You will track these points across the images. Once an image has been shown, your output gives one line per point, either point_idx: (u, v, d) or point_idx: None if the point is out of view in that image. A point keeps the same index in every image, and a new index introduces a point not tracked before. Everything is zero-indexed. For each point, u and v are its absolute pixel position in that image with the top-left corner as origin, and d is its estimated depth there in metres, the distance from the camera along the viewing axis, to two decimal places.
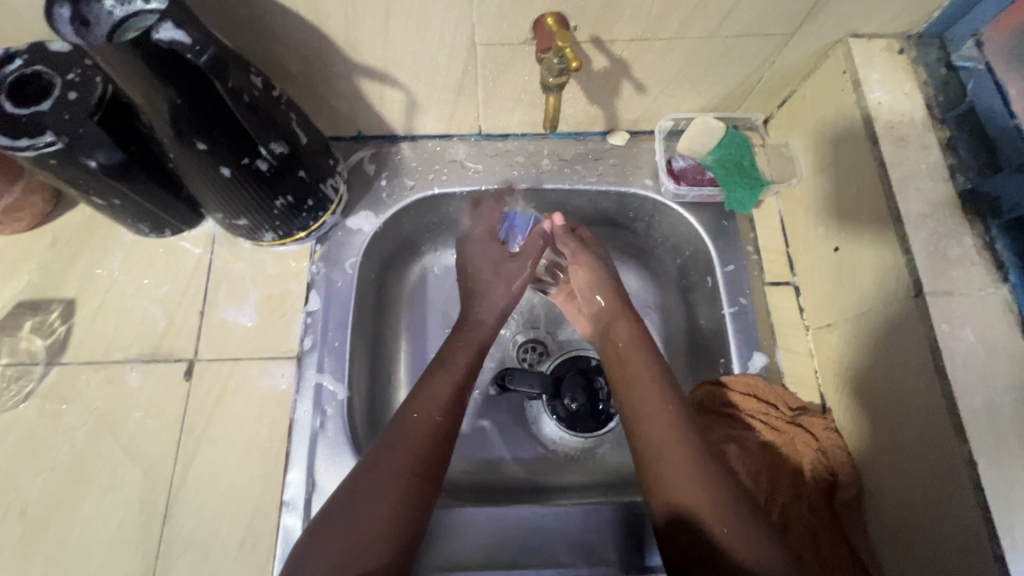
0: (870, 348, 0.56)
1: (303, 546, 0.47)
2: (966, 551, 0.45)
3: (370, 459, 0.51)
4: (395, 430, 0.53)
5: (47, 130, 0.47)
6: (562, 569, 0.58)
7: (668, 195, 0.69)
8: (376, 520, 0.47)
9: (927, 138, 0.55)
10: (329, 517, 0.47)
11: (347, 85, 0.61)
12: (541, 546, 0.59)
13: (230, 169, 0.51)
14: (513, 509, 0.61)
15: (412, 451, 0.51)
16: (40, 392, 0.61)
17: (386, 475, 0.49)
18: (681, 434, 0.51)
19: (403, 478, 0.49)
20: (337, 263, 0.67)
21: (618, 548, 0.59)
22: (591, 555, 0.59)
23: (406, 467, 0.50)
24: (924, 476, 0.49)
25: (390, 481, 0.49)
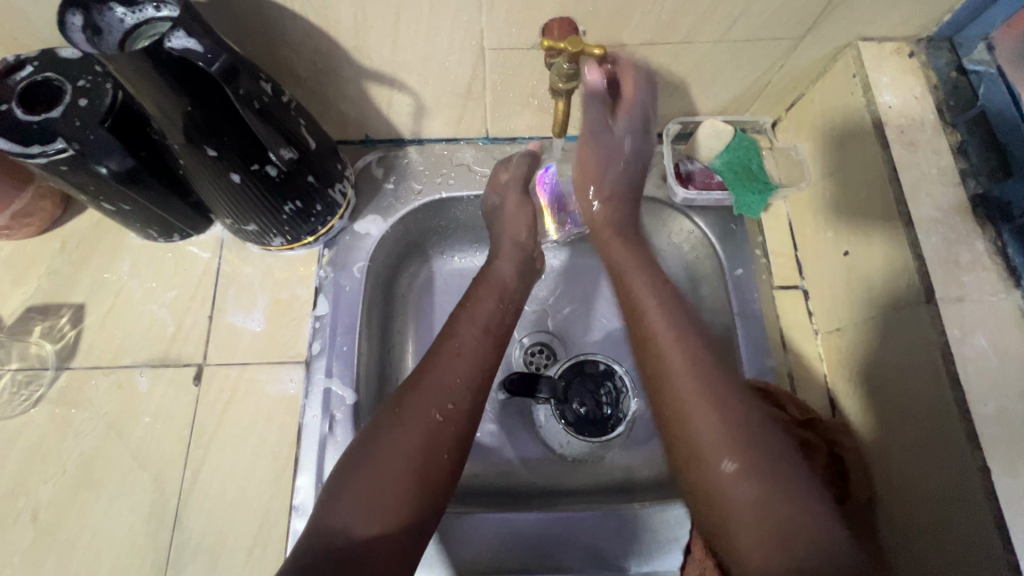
0: (880, 352, 0.56)
1: (335, 487, 0.47)
2: (977, 557, 0.45)
3: (396, 400, 0.51)
4: (440, 368, 0.52)
5: (58, 136, 0.48)
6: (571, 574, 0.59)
7: (677, 200, 0.69)
8: (408, 461, 0.47)
9: (938, 142, 0.55)
10: (358, 456, 0.48)
11: (355, 90, 0.62)
12: (554, 552, 0.59)
13: (240, 174, 0.51)
14: (523, 514, 0.60)
15: (442, 395, 0.51)
16: (49, 397, 0.61)
17: (415, 414, 0.49)
18: (698, 372, 0.49)
19: (430, 420, 0.49)
20: (344, 267, 0.66)
21: (628, 552, 0.59)
22: (599, 561, 0.59)
23: (437, 411, 0.50)
24: (937, 482, 0.49)
25: (421, 426, 0.49)
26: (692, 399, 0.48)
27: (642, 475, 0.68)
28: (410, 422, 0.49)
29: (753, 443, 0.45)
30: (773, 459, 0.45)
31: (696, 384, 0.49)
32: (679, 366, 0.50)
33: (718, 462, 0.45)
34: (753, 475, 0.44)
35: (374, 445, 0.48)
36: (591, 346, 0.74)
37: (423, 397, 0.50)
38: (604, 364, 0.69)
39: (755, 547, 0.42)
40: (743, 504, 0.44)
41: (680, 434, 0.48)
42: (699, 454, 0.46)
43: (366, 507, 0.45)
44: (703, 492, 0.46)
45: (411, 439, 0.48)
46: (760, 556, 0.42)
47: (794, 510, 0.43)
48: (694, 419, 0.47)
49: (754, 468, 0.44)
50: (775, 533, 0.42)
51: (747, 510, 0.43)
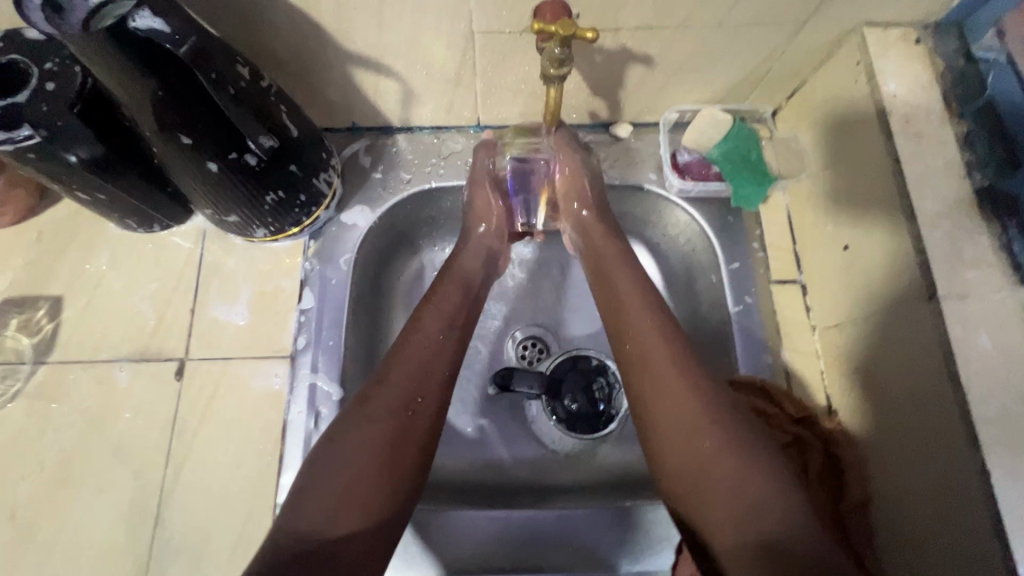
0: (880, 350, 0.54)
1: (300, 484, 0.45)
2: (974, 559, 0.44)
3: (363, 395, 0.49)
4: (397, 357, 0.52)
5: (24, 123, 0.45)
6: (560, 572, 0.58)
7: (673, 191, 0.67)
8: (375, 455, 0.46)
9: (944, 133, 0.53)
10: (323, 456, 0.46)
11: (339, 75, 0.59)
12: (542, 552, 0.58)
13: (217, 164, 0.49)
14: (511, 513, 0.59)
15: (409, 395, 0.50)
16: (27, 392, 0.59)
17: (381, 409, 0.48)
18: (676, 363, 0.50)
19: (399, 414, 0.48)
20: (331, 259, 0.65)
21: (617, 549, 0.58)
22: (589, 560, 0.58)
23: (407, 409, 0.49)
24: (933, 483, 0.48)
25: (386, 418, 0.48)
26: (671, 388, 0.49)
27: (637, 473, 0.67)
28: (378, 417, 0.48)
29: (729, 424, 0.46)
30: (752, 444, 0.45)
31: (673, 367, 0.50)
32: (661, 361, 0.51)
33: (699, 442, 0.46)
34: (730, 454, 0.45)
35: (339, 447, 0.46)
36: (584, 341, 0.73)
37: (392, 390, 0.49)
38: (597, 360, 0.68)
39: (737, 529, 0.42)
40: (722, 482, 0.44)
41: (660, 421, 0.49)
42: (680, 435, 0.47)
43: (333, 505, 0.44)
44: (686, 475, 0.46)
45: (378, 433, 0.47)
46: (742, 538, 0.42)
47: (775, 496, 0.42)
48: (675, 411, 0.48)
49: (733, 450, 0.45)
50: (746, 515, 0.42)
51: (727, 489, 0.44)
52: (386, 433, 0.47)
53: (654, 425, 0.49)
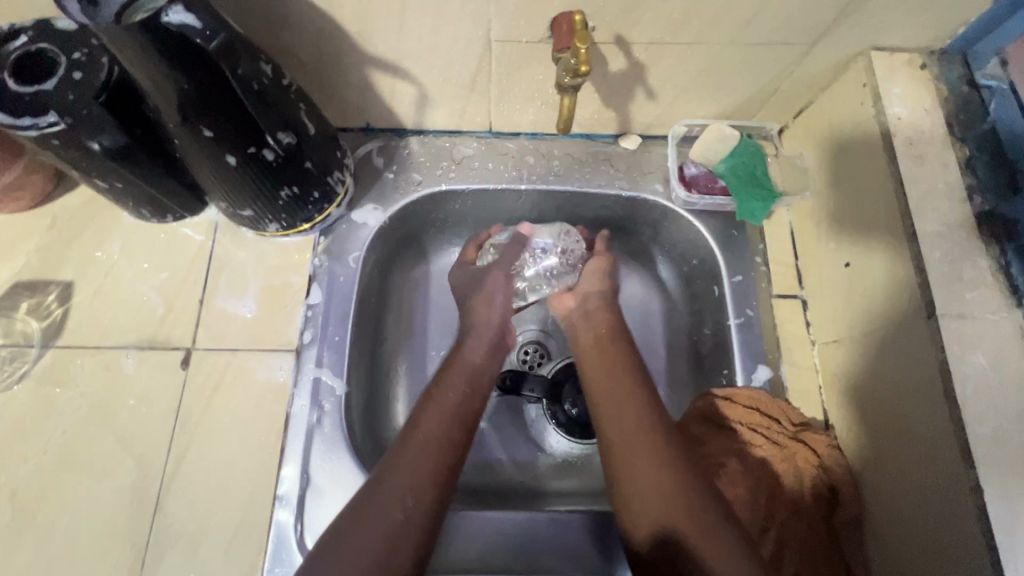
0: (875, 366, 0.56)
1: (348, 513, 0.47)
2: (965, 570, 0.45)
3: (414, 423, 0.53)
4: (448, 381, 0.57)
5: (50, 110, 0.47)
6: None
7: (679, 202, 0.69)
8: (427, 481, 0.49)
9: (947, 156, 0.54)
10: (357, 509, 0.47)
11: (358, 77, 0.61)
12: (538, 555, 0.58)
13: (236, 157, 0.50)
14: (508, 513, 0.60)
15: (446, 436, 0.52)
16: (34, 374, 0.60)
17: (416, 450, 0.50)
18: (644, 431, 0.52)
19: (448, 439, 0.52)
20: (340, 256, 0.66)
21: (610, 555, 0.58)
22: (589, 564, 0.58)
23: (452, 438, 0.52)
24: (929, 497, 0.48)
25: (434, 442, 0.51)
26: (644, 476, 0.50)
27: None
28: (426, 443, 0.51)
29: (693, 492, 0.48)
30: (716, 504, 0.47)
31: (640, 425, 0.53)
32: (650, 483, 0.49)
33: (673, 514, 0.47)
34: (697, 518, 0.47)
35: (379, 497, 0.47)
36: None
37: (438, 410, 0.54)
38: None
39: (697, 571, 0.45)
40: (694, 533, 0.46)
41: (631, 494, 0.50)
42: (651, 505, 0.48)
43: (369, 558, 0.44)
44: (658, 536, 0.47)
45: (420, 462, 0.50)
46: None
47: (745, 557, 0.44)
48: (650, 488, 0.49)
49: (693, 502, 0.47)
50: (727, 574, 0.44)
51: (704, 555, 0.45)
52: (423, 470, 0.49)
53: (628, 499, 0.50)
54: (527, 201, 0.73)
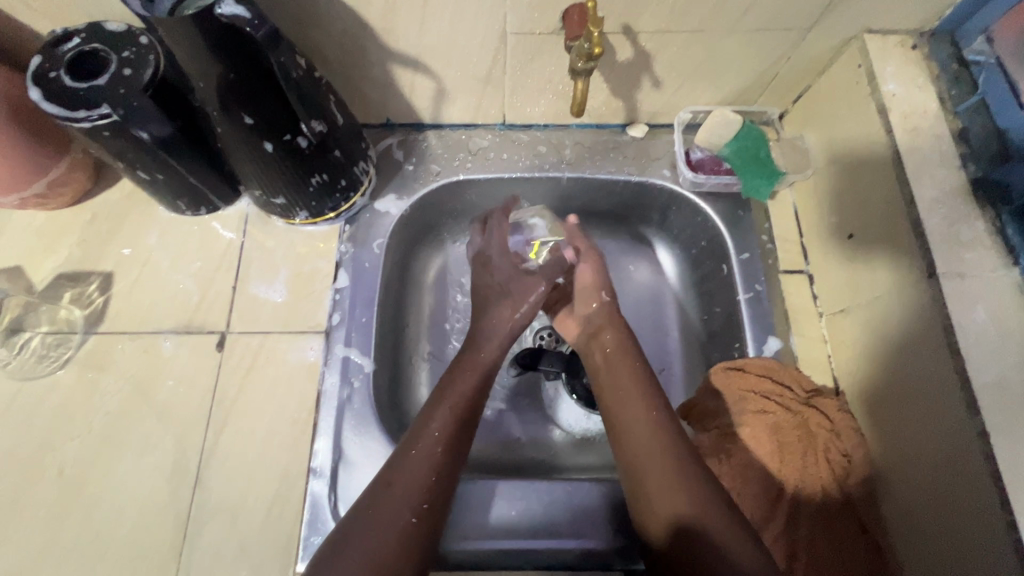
0: (881, 330, 0.58)
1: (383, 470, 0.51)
2: (990, 544, 0.45)
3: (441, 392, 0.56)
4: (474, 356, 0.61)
5: (103, 103, 0.50)
6: (577, 539, 0.59)
7: (686, 184, 0.72)
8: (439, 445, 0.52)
9: (940, 128, 0.57)
10: (361, 509, 0.48)
11: (381, 72, 0.65)
12: (555, 521, 0.60)
13: (273, 144, 0.54)
14: (525, 485, 0.61)
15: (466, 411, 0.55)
16: (78, 359, 0.63)
17: (447, 414, 0.54)
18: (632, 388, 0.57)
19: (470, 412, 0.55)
20: (364, 243, 0.69)
21: (618, 516, 0.60)
22: (602, 525, 0.59)
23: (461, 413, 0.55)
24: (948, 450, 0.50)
25: (454, 413, 0.54)
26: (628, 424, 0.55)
27: None
28: (445, 411, 0.54)
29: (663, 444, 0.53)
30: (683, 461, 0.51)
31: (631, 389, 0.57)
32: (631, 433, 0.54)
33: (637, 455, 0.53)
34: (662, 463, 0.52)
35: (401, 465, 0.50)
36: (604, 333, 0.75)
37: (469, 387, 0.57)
38: None
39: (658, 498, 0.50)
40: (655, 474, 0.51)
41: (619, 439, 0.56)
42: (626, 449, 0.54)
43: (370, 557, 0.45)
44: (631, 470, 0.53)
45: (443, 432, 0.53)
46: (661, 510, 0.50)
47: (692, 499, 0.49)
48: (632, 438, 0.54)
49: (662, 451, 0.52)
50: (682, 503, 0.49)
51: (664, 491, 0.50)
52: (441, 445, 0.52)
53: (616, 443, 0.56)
54: (540, 190, 0.76)
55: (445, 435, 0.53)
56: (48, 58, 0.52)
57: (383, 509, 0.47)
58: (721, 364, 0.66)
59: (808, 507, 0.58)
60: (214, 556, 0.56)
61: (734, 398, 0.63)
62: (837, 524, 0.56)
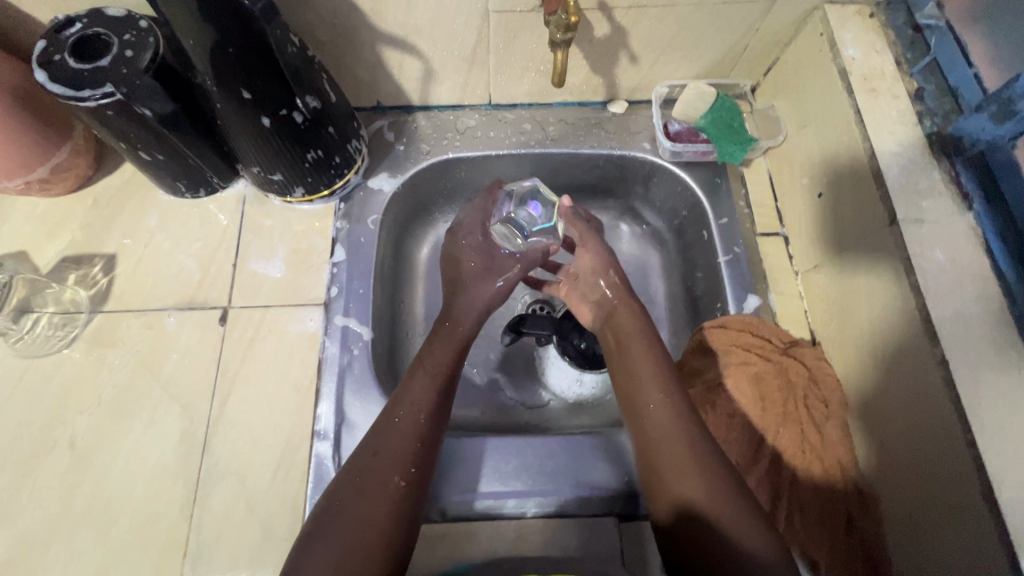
0: (850, 279, 0.62)
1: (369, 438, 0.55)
2: (949, 476, 0.49)
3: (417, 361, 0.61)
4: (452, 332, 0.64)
5: (106, 82, 0.53)
6: (556, 489, 0.62)
7: (665, 155, 0.76)
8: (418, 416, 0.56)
9: (897, 89, 0.61)
10: (351, 475, 0.52)
11: (370, 54, 0.68)
12: (535, 474, 0.62)
13: (269, 119, 0.57)
14: (506, 442, 0.64)
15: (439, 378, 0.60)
16: (85, 337, 0.65)
17: (422, 383, 0.59)
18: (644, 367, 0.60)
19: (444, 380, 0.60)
20: (359, 219, 0.72)
21: (596, 469, 0.63)
22: (581, 476, 0.62)
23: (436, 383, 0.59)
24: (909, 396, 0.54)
25: (428, 382, 0.59)
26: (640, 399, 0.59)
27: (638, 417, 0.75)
28: (420, 380, 0.59)
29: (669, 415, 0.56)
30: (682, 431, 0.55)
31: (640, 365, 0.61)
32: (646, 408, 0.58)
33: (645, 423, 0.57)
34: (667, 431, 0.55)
35: (384, 432, 0.55)
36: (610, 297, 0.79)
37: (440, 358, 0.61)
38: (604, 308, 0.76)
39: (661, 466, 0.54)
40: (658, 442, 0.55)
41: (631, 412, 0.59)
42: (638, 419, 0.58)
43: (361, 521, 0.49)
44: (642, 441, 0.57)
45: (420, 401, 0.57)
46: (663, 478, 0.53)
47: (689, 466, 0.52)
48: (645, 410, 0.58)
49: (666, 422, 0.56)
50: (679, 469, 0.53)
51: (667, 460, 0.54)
52: (417, 411, 0.56)
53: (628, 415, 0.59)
54: (527, 166, 0.80)
55: (421, 416, 0.56)
56: (52, 42, 0.55)
57: (372, 478, 0.52)
58: (705, 323, 0.70)
59: (791, 452, 0.60)
60: (224, 517, 0.58)
61: (716, 353, 0.66)
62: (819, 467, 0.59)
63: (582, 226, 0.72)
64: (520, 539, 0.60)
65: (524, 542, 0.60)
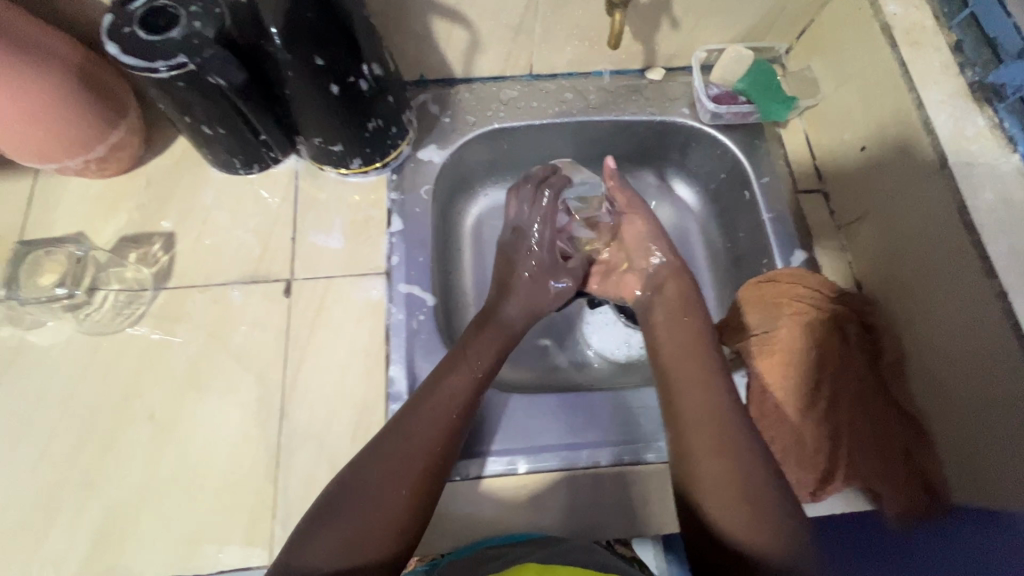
0: (897, 227, 0.65)
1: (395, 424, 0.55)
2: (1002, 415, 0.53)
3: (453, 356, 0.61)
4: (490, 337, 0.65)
5: (179, 53, 0.53)
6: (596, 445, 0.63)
7: (706, 118, 0.78)
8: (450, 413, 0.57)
9: (938, 41, 0.63)
10: (370, 458, 0.52)
11: (421, 24, 0.69)
12: (573, 431, 0.64)
13: (338, 87, 0.58)
14: (541, 404, 0.66)
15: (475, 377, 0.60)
16: (152, 313, 0.66)
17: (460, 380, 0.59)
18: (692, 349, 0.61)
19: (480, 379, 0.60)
20: (413, 190, 0.73)
21: (629, 423, 0.65)
22: (617, 431, 0.64)
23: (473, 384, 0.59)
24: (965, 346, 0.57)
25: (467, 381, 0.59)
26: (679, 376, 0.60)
27: None
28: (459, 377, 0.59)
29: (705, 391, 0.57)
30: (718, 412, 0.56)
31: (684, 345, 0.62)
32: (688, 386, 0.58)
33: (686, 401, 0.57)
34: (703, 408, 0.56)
35: (414, 422, 0.55)
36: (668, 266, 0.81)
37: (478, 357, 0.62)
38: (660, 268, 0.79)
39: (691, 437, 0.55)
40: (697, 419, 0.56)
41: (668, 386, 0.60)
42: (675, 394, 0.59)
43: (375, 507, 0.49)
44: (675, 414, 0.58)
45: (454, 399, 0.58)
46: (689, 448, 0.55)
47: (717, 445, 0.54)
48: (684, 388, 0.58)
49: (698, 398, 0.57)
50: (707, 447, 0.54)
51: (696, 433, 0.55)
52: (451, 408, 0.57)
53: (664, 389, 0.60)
54: (569, 135, 0.81)
55: (456, 412, 0.57)
56: (119, 16, 0.55)
57: (391, 467, 0.52)
58: (750, 279, 0.72)
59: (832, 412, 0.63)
60: (308, 479, 0.59)
61: (767, 306, 0.68)
62: (864, 418, 0.62)
63: (628, 193, 0.74)
64: (598, 486, 0.62)
65: (603, 489, 0.62)
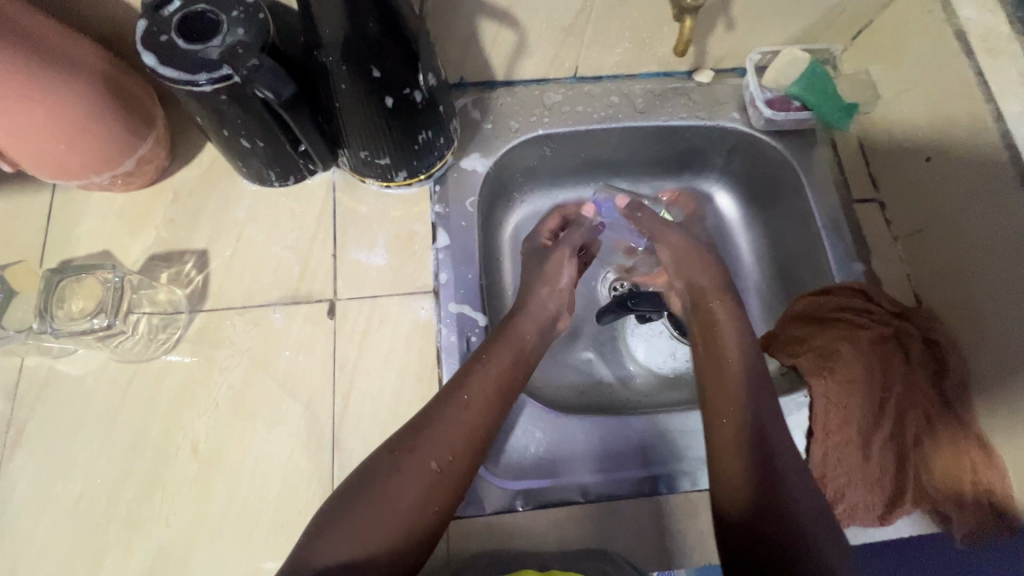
0: (965, 241, 0.63)
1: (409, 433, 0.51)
2: None
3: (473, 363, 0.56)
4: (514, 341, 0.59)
5: (223, 64, 0.49)
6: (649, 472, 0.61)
7: (759, 125, 0.75)
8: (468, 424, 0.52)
9: (1017, 48, 0.60)
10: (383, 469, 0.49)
11: (468, 26, 0.64)
12: (622, 459, 0.62)
13: (392, 99, 0.54)
14: (586, 432, 0.62)
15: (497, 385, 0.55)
16: (189, 338, 0.62)
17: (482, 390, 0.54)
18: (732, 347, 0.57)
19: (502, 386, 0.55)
20: (458, 202, 0.70)
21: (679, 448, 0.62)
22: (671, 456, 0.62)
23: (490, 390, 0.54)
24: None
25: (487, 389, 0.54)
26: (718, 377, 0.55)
27: None
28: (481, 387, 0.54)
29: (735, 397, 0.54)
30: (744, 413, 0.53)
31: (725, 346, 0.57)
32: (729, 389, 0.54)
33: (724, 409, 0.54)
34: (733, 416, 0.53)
35: (428, 433, 0.50)
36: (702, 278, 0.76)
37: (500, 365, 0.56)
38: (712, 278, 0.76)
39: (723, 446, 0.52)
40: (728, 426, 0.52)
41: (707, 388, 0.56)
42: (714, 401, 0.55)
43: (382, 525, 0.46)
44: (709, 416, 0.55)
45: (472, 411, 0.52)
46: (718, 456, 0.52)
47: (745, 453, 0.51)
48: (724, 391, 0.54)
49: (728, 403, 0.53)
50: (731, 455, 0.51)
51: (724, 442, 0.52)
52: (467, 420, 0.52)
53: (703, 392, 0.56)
54: (615, 141, 0.78)
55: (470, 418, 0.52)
56: (154, 22, 0.51)
57: (404, 485, 0.48)
58: (801, 295, 0.70)
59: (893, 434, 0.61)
60: None
61: (824, 323, 0.67)
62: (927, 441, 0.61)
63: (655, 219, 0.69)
64: (658, 514, 0.59)
65: (666, 518, 0.59)
